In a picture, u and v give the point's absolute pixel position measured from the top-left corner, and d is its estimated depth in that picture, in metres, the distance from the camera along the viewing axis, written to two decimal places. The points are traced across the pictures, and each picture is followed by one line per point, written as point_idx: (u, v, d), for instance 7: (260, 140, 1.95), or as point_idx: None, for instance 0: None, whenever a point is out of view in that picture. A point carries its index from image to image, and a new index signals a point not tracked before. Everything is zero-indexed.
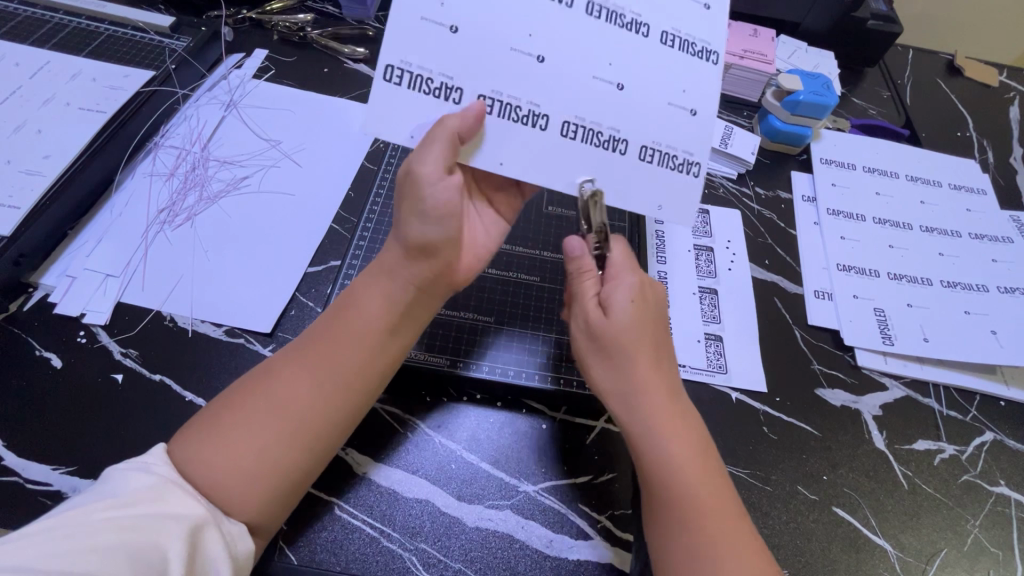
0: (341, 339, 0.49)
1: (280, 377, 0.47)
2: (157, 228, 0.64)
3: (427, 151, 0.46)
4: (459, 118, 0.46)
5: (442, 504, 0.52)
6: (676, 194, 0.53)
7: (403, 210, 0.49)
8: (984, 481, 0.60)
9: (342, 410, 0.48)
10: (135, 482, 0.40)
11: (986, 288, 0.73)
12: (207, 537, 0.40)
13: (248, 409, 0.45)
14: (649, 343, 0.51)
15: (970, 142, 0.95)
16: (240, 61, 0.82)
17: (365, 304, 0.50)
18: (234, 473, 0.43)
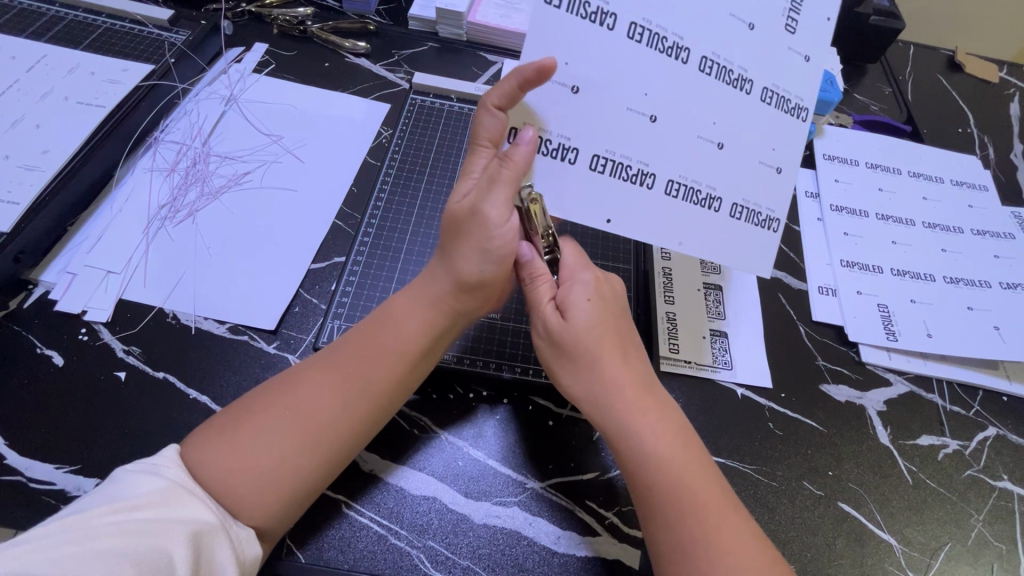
0: (373, 355, 0.48)
1: (305, 386, 0.47)
2: (158, 224, 0.64)
3: (494, 194, 0.47)
4: (520, 157, 0.46)
5: (449, 501, 0.52)
6: (756, 249, 0.56)
7: (460, 242, 0.49)
8: (987, 476, 0.61)
9: (363, 426, 0.48)
10: (142, 483, 0.39)
11: (988, 284, 0.73)
12: (213, 542, 0.40)
13: (270, 417, 0.45)
14: (614, 339, 0.52)
15: (971, 138, 0.95)
16: (240, 54, 0.81)
17: (399, 321, 0.50)
18: (248, 481, 0.43)
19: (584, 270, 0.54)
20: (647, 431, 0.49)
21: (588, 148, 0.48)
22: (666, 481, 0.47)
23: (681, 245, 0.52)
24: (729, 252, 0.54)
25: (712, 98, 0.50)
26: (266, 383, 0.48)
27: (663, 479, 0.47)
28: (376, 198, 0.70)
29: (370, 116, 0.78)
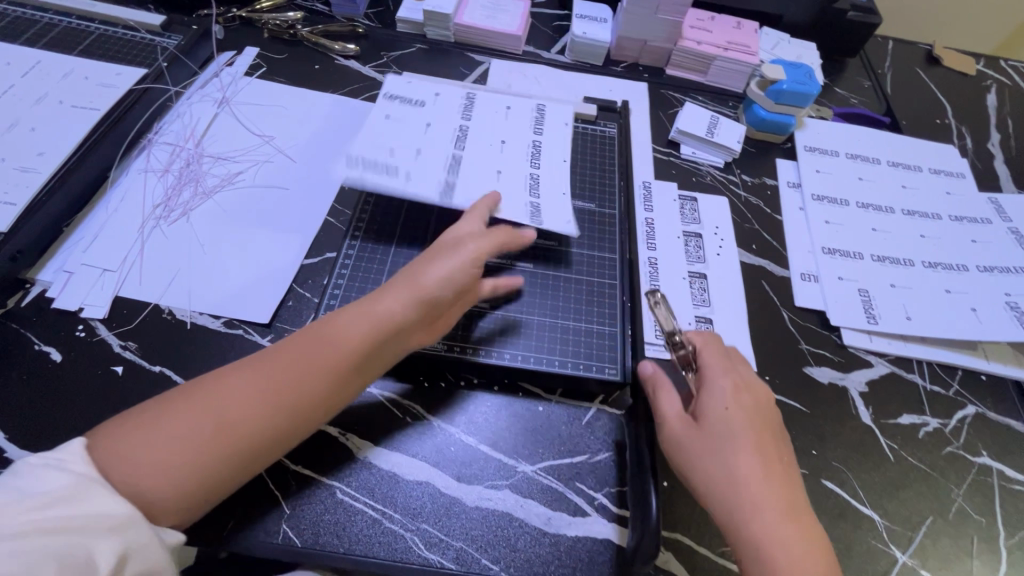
0: (308, 364, 0.49)
1: (234, 387, 0.47)
2: (153, 223, 0.65)
3: (466, 222, 0.60)
4: (484, 203, 0.62)
5: (442, 485, 0.53)
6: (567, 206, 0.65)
7: (432, 263, 0.55)
8: (967, 453, 0.62)
9: (292, 434, 0.48)
10: (49, 479, 0.38)
11: (966, 267, 0.75)
12: (140, 533, 0.39)
13: (194, 418, 0.45)
14: (757, 437, 0.51)
15: (949, 128, 0.97)
16: (232, 58, 0.82)
17: (341, 332, 0.51)
18: (163, 479, 0.42)
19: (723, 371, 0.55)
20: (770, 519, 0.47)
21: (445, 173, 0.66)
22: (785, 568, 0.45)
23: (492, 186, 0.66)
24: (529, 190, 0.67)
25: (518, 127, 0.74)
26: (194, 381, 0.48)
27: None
28: (367, 193, 0.70)
29: (360, 116, 0.80)
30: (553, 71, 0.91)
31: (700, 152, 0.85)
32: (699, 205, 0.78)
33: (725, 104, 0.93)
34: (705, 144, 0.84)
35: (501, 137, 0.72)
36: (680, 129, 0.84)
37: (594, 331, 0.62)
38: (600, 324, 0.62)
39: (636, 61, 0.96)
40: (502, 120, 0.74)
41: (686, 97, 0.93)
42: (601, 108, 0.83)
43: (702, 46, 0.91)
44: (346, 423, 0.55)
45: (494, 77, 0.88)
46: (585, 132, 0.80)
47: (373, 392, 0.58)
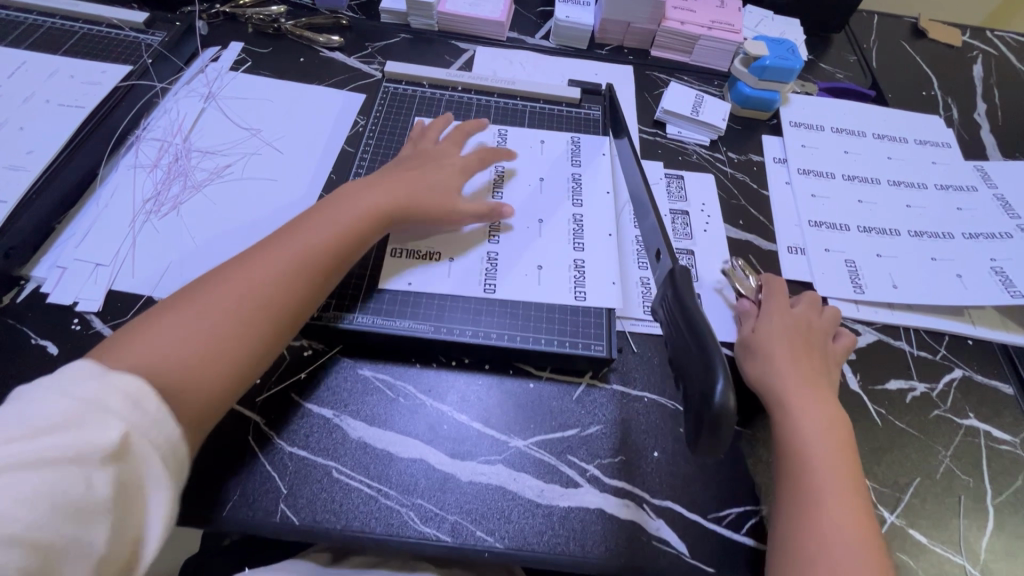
0: (292, 240, 0.55)
1: (229, 271, 0.52)
2: (144, 217, 0.66)
3: (447, 143, 0.70)
4: (473, 128, 0.73)
5: (435, 462, 0.54)
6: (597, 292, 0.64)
7: (411, 172, 0.65)
8: (954, 415, 0.63)
9: (287, 305, 0.52)
10: (47, 404, 0.36)
11: (952, 235, 0.75)
12: (138, 463, 0.38)
13: (183, 307, 0.48)
14: (788, 356, 0.59)
15: (935, 100, 0.97)
16: (216, 54, 0.83)
17: (315, 219, 0.57)
18: (168, 357, 0.45)
19: (779, 303, 0.64)
20: (797, 421, 0.55)
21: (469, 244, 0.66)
22: (806, 466, 0.52)
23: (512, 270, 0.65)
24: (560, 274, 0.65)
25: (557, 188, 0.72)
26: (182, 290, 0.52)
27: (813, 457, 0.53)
28: (351, 183, 0.71)
29: (347, 107, 0.80)
30: (538, 56, 0.91)
31: (685, 131, 0.85)
32: (686, 183, 0.79)
33: (710, 83, 0.93)
34: (690, 123, 0.84)
35: (538, 175, 0.73)
36: (665, 109, 0.84)
37: (579, 309, 0.62)
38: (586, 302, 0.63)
39: (620, 44, 0.96)
40: (538, 158, 0.75)
41: (671, 77, 0.93)
42: (586, 91, 0.84)
43: (685, 26, 0.91)
44: (340, 403, 0.56)
45: (479, 64, 0.89)
46: (571, 115, 0.81)
47: (364, 374, 0.58)
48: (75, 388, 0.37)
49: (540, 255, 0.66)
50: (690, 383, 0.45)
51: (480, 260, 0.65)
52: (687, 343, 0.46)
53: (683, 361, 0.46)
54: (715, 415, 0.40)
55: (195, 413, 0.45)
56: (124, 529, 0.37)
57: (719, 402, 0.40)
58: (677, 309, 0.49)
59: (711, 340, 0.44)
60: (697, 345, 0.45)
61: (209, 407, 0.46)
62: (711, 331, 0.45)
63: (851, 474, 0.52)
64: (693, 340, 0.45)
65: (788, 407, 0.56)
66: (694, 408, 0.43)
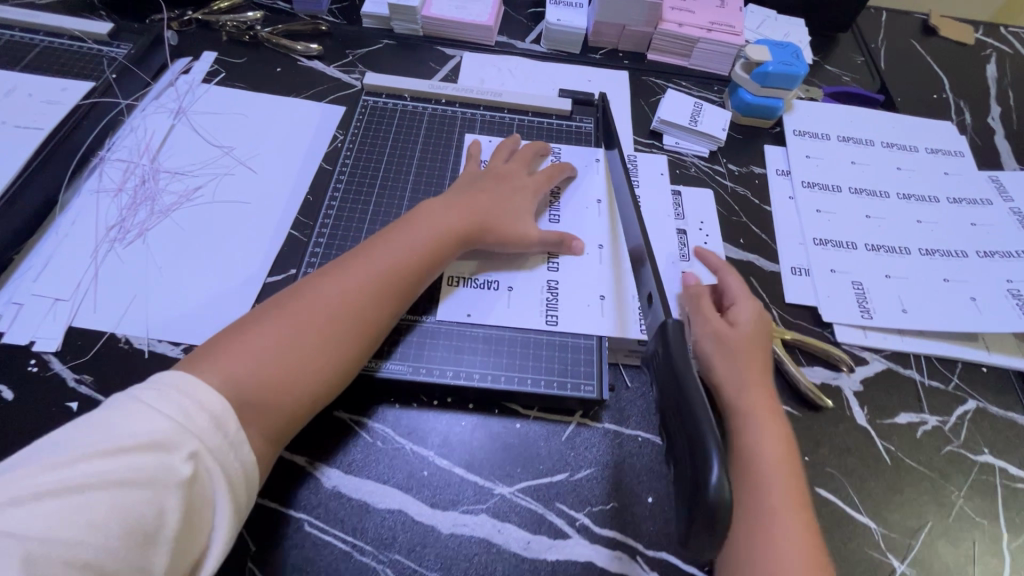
0: (376, 259, 0.55)
1: (319, 287, 0.52)
2: (107, 246, 0.62)
3: (520, 159, 0.69)
4: (540, 148, 0.71)
5: (415, 513, 0.51)
6: (614, 325, 0.60)
7: (488, 191, 0.64)
8: (968, 451, 0.60)
9: (368, 330, 0.53)
10: (139, 422, 0.39)
11: (965, 254, 0.71)
12: (208, 485, 0.41)
13: (275, 320, 0.50)
14: (747, 358, 0.55)
15: (946, 104, 0.92)
16: (188, 65, 0.78)
17: (397, 237, 0.57)
18: (256, 373, 0.46)
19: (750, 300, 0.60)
20: (754, 435, 0.51)
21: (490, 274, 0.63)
22: (758, 479, 0.48)
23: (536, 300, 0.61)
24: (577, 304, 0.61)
25: (578, 209, 0.69)
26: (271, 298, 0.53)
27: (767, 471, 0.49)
28: (328, 204, 0.66)
29: (325, 121, 0.76)
30: (528, 63, 0.86)
31: (684, 142, 0.81)
32: (683, 199, 0.74)
33: (709, 88, 0.88)
34: (689, 134, 0.80)
35: (556, 190, 0.70)
36: (662, 119, 0.80)
37: (568, 345, 0.59)
38: (576, 337, 0.60)
39: (615, 47, 0.91)
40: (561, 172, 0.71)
41: (668, 83, 0.88)
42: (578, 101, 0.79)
43: (683, 28, 0.86)
44: (313, 450, 0.53)
45: (466, 71, 0.84)
46: (562, 128, 0.76)
47: (342, 417, 0.55)
48: (168, 407, 0.41)
49: (559, 282, 0.63)
50: (680, 463, 0.38)
51: (540, 290, 0.62)
52: (675, 414, 0.39)
53: (672, 435, 0.39)
54: (709, 507, 0.34)
55: (270, 433, 0.47)
56: (183, 555, 0.39)
57: (714, 493, 0.34)
58: (667, 372, 0.42)
59: (702, 413, 0.37)
60: (686, 418, 0.38)
61: (283, 428, 0.48)
62: (704, 403, 0.38)
63: (801, 492, 0.49)
64: (682, 413, 0.38)
65: (752, 413, 0.52)
66: (686, 496, 0.36)
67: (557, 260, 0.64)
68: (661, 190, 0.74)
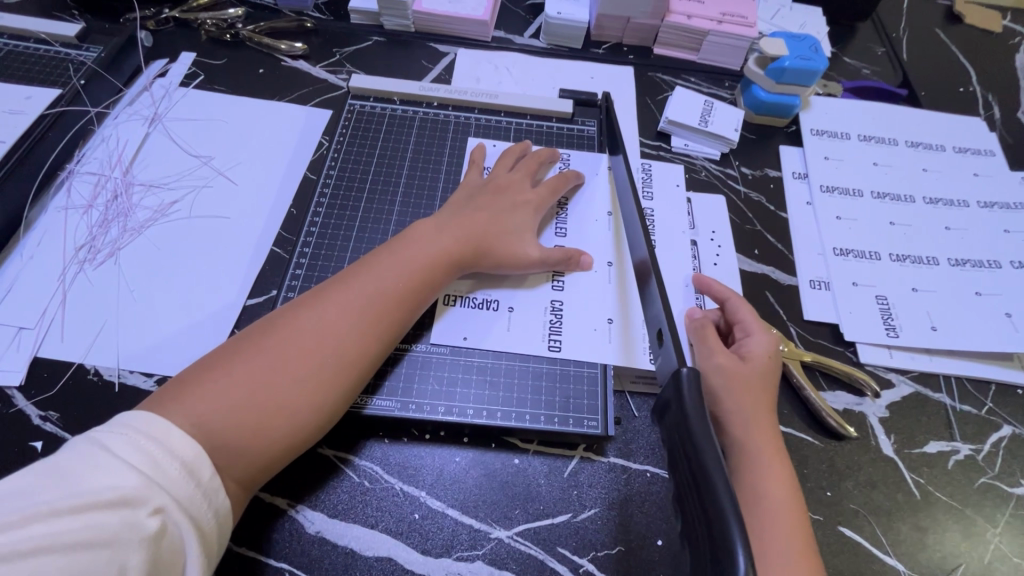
0: (364, 285, 0.51)
1: (302, 317, 0.48)
2: (75, 268, 0.58)
3: (523, 167, 0.64)
4: (548, 154, 0.66)
5: (405, 561, 0.47)
6: (624, 351, 0.56)
7: (488, 206, 0.59)
8: (1003, 483, 0.55)
9: (356, 363, 0.49)
10: (100, 474, 0.35)
11: (998, 264, 0.67)
12: (175, 544, 0.36)
13: (253, 353, 0.46)
14: (753, 394, 0.50)
15: (974, 98, 0.86)
16: (164, 67, 0.74)
17: (388, 261, 0.53)
18: (229, 415, 0.42)
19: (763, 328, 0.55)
20: (760, 476, 0.47)
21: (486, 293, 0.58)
22: (759, 530, 0.44)
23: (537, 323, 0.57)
24: (581, 328, 0.57)
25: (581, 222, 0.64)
26: (249, 327, 0.49)
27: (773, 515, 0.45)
28: (311, 220, 0.61)
29: (310, 127, 0.71)
30: (526, 59, 0.81)
31: (693, 144, 0.75)
32: (693, 206, 0.69)
33: (720, 84, 0.83)
34: (699, 135, 0.75)
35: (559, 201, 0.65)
36: (670, 119, 0.74)
37: (570, 374, 0.55)
38: (579, 366, 0.55)
39: (619, 41, 0.85)
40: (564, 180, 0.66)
41: (676, 79, 0.83)
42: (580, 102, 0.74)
43: (693, 20, 0.80)
44: (293, 492, 0.49)
45: (461, 70, 0.79)
46: (562, 132, 0.71)
47: (326, 454, 0.51)
48: (134, 456, 0.37)
49: (563, 302, 0.58)
50: (697, 550, 0.32)
51: (542, 311, 0.58)
52: (691, 486, 0.33)
53: (687, 516, 0.33)
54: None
55: (241, 479, 0.43)
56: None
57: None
58: (681, 437, 0.36)
59: (724, 490, 0.31)
60: (703, 494, 0.32)
61: (258, 473, 0.44)
62: (724, 476, 0.32)
63: (806, 542, 0.45)
64: (700, 489, 0.33)
65: (755, 454, 0.48)
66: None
67: (563, 279, 0.60)
68: (670, 198, 0.69)
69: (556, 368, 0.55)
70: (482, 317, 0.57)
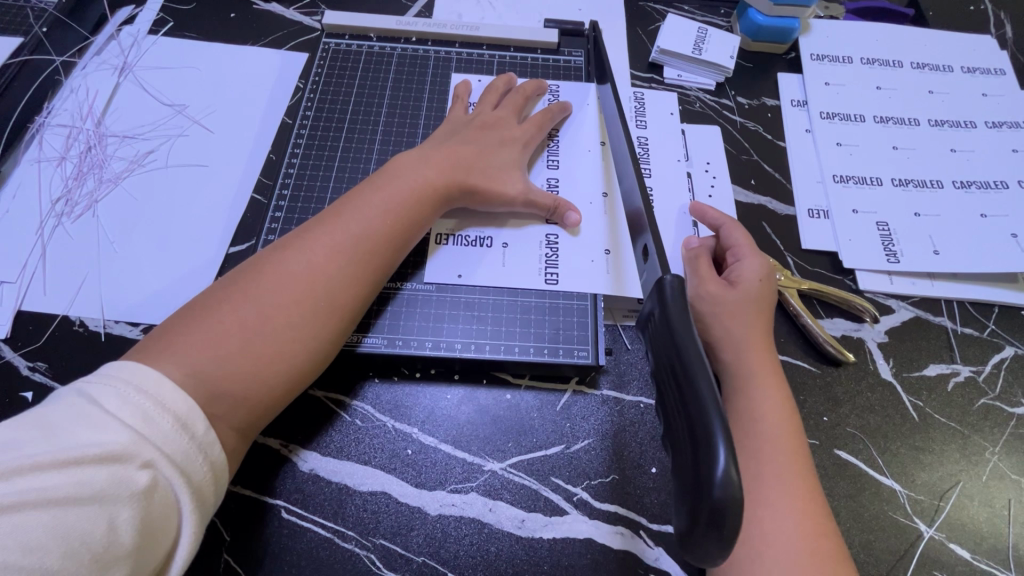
0: (349, 224, 0.49)
1: (287, 259, 0.47)
2: (53, 222, 0.57)
3: (508, 100, 0.62)
4: (534, 84, 0.63)
5: (399, 494, 0.47)
6: (620, 284, 0.54)
7: (473, 141, 0.57)
8: (1004, 403, 0.54)
9: (348, 303, 0.47)
10: (86, 428, 0.34)
11: (1006, 185, 0.64)
12: (168, 499, 0.35)
13: (239, 298, 0.44)
14: (749, 317, 0.50)
15: (985, 16, 0.81)
16: (132, 14, 0.71)
17: (373, 199, 0.51)
18: (225, 362, 0.41)
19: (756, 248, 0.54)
20: (754, 398, 0.46)
21: (475, 231, 0.57)
22: (753, 449, 0.44)
23: (529, 257, 0.56)
24: (574, 261, 0.55)
25: (571, 156, 0.61)
26: (231, 273, 0.47)
27: (766, 437, 0.45)
28: (288, 163, 0.60)
29: (286, 71, 0.69)
30: None
31: (687, 74, 0.72)
32: (687, 138, 0.67)
33: (715, 12, 0.78)
34: (692, 64, 0.71)
35: (549, 134, 0.62)
36: (662, 49, 0.71)
37: (561, 307, 0.54)
38: (569, 298, 0.54)
39: None
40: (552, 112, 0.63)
41: (669, 8, 0.78)
42: (566, 33, 0.71)
43: None
44: (288, 433, 0.49)
45: (440, 5, 0.74)
46: (549, 65, 0.68)
47: (318, 396, 0.51)
48: (122, 411, 0.35)
49: (556, 234, 0.57)
50: (680, 453, 0.32)
51: (538, 245, 0.56)
52: (680, 411, 0.33)
53: (670, 417, 0.34)
54: (715, 504, 0.28)
55: (241, 428, 0.42)
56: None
57: (721, 489, 0.28)
58: (664, 337, 0.36)
59: (705, 386, 0.31)
60: (687, 397, 0.32)
61: (256, 419, 0.43)
62: (707, 377, 0.32)
63: (804, 459, 0.45)
64: (682, 389, 0.33)
65: (747, 378, 0.47)
66: (687, 491, 0.31)
67: (557, 233, 0.57)
68: (662, 130, 0.67)
69: (549, 300, 0.54)
70: (474, 253, 0.56)
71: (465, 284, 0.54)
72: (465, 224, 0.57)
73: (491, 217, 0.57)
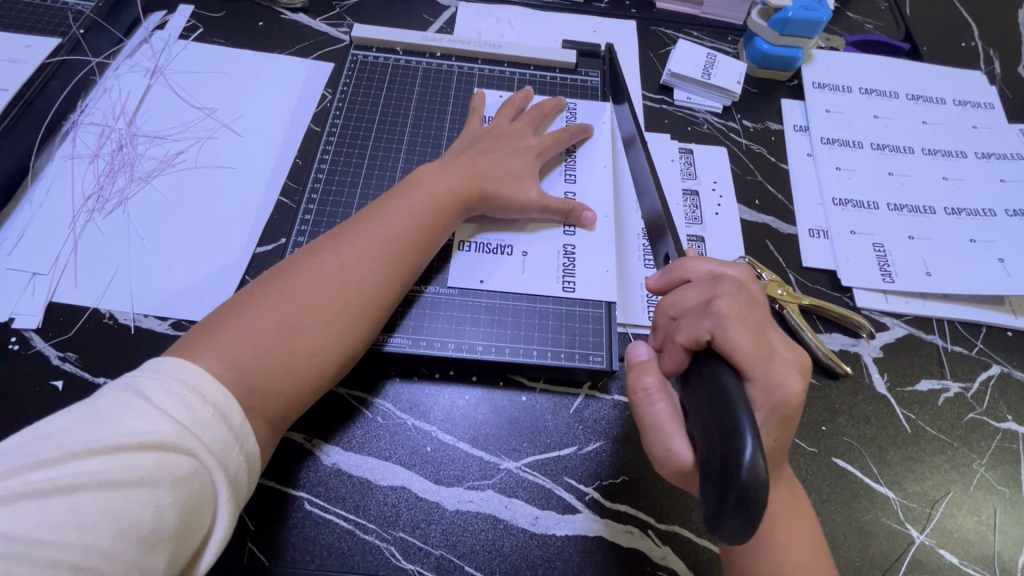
0: (378, 228, 0.51)
1: (319, 261, 0.49)
2: (85, 217, 0.59)
3: (524, 115, 0.65)
4: (553, 101, 0.66)
5: (418, 490, 0.49)
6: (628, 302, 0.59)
7: (490, 151, 0.60)
8: (991, 418, 0.57)
9: (376, 303, 0.49)
10: (135, 418, 0.36)
11: (993, 213, 0.68)
12: (207, 487, 0.37)
13: (273, 296, 0.46)
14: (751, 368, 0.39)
15: (975, 53, 0.86)
16: (163, 20, 0.73)
17: (401, 205, 0.53)
18: (261, 359, 0.43)
19: (711, 314, 0.40)
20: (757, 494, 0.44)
21: (495, 239, 0.59)
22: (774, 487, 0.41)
23: (546, 266, 0.58)
24: (588, 272, 0.58)
25: (587, 172, 0.64)
26: (266, 274, 0.49)
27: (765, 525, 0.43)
28: (317, 168, 0.62)
29: (313, 79, 0.71)
30: (529, 13, 0.80)
31: (696, 97, 0.76)
32: (695, 158, 0.70)
33: (723, 38, 0.82)
34: (701, 88, 0.75)
35: (566, 149, 0.65)
36: (672, 72, 0.74)
37: (576, 314, 0.56)
38: (583, 306, 0.57)
39: None
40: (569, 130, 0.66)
41: (679, 33, 0.82)
42: (583, 54, 0.74)
43: None
44: (311, 427, 0.51)
45: (462, 22, 0.77)
46: (567, 83, 0.71)
47: (342, 393, 0.53)
48: (166, 402, 0.37)
49: (573, 245, 0.59)
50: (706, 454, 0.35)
51: (555, 255, 0.59)
52: (712, 421, 0.35)
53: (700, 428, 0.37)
54: (743, 485, 0.31)
55: (274, 421, 0.44)
56: (179, 559, 0.36)
57: (749, 472, 0.31)
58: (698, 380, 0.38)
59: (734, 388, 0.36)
60: (722, 410, 0.35)
61: (289, 413, 0.45)
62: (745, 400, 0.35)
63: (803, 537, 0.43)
64: (720, 404, 0.35)
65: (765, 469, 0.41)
66: (711, 479, 0.33)
67: (574, 244, 0.59)
68: (672, 149, 0.70)
69: (566, 307, 0.57)
70: (493, 259, 0.58)
71: (487, 288, 0.56)
72: (487, 234, 0.60)
73: (511, 225, 0.60)
